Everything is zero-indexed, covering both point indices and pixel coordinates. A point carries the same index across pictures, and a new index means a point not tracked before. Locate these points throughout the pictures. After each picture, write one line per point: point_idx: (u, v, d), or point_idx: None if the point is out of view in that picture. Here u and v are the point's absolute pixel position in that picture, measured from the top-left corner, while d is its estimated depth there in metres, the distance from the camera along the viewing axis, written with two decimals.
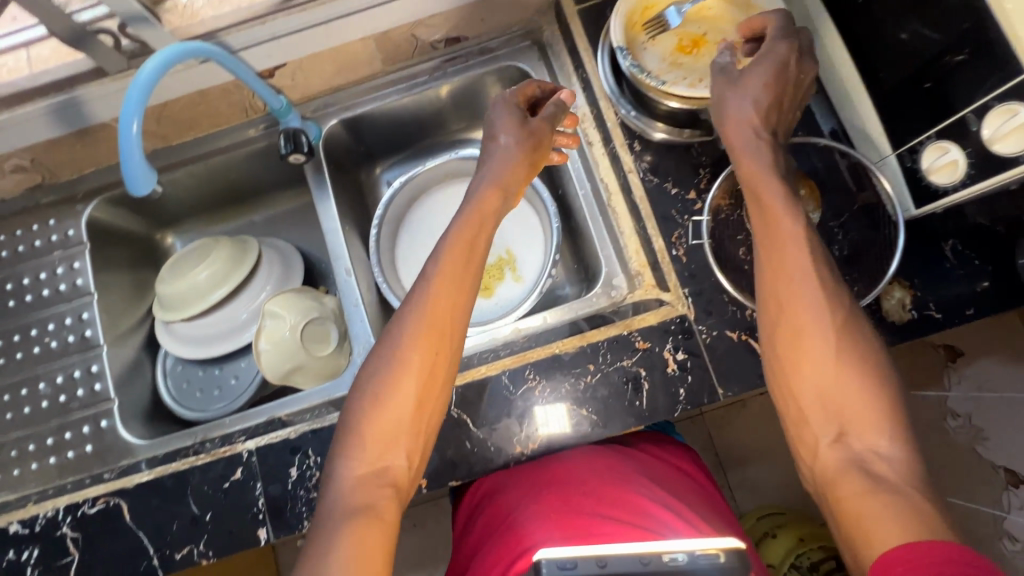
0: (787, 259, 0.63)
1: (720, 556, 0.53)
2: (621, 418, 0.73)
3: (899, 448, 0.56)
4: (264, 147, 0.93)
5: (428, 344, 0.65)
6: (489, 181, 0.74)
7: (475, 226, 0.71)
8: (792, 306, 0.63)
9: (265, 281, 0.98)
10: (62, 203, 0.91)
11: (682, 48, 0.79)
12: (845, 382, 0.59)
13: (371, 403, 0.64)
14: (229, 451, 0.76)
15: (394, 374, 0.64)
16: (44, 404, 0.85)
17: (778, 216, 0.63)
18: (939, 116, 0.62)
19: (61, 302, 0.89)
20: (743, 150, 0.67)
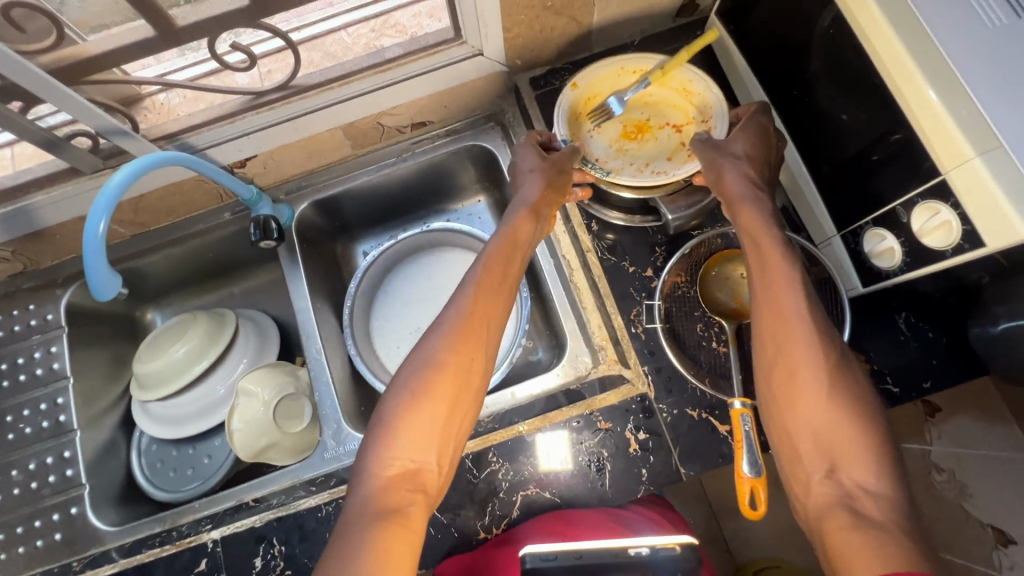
0: (782, 286, 0.64)
1: (677, 548, 0.67)
2: (584, 500, 0.73)
3: (887, 486, 0.55)
4: (238, 230, 0.97)
5: (467, 349, 0.66)
6: (523, 207, 0.78)
7: (508, 249, 0.75)
8: (786, 347, 0.62)
9: (240, 357, 1.00)
10: (43, 289, 0.94)
11: (627, 134, 0.84)
12: (839, 410, 0.59)
13: (406, 403, 0.62)
14: (195, 541, 0.76)
15: (434, 378, 0.63)
16: (16, 491, 0.86)
17: (776, 259, 0.65)
18: (875, 203, 0.65)
19: (37, 387, 0.90)
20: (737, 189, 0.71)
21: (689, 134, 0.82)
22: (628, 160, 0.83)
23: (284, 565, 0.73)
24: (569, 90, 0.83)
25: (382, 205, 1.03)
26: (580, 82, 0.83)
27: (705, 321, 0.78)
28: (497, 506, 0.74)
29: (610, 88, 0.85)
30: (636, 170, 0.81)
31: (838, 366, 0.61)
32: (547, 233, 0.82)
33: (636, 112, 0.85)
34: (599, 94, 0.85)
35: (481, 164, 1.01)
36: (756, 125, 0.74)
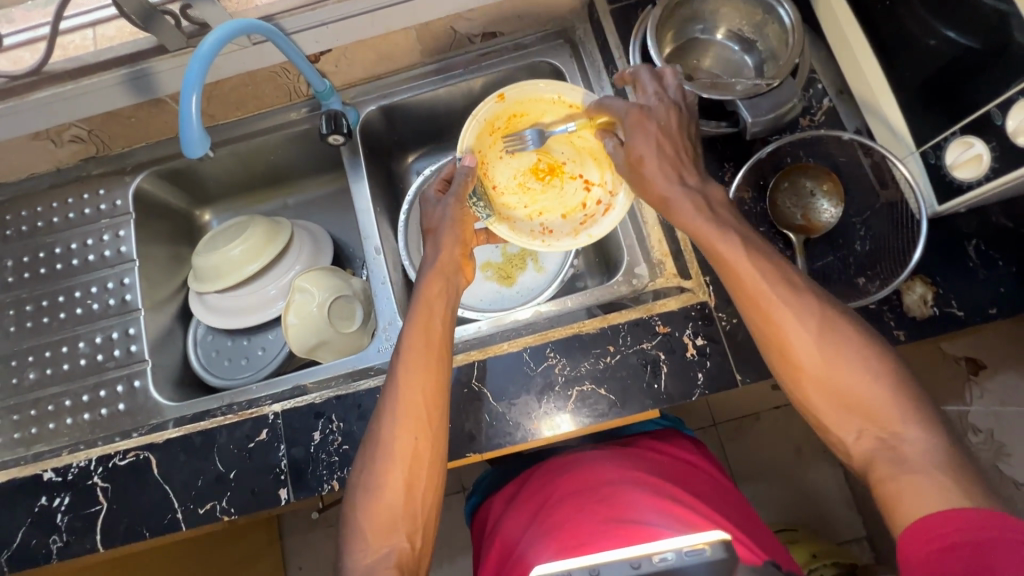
0: (784, 334, 0.61)
1: (708, 550, 0.50)
2: (638, 399, 0.74)
3: (920, 433, 0.55)
4: (307, 130, 0.98)
5: (411, 425, 0.67)
6: (432, 272, 0.77)
7: (423, 331, 0.71)
8: (784, 355, 0.61)
9: (295, 260, 1.01)
10: (112, 175, 0.96)
11: (536, 171, 0.90)
12: (863, 389, 0.58)
13: (360, 497, 0.66)
14: (256, 413, 0.78)
15: (382, 473, 0.66)
16: (82, 361, 0.89)
17: (762, 307, 0.62)
18: (963, 112, 0.64)
19: (105, 267, 0.93)
20: (706, 226, 0.65)
21: (591, 197, 0.87)
22: (526, 199, 0.89)
23: (342, 440, 0.76)
24: (494, 100, 0.85)
25: (442, 117, 1.03)
26: (510, 96, 0.85)
27: (771, 237, 0.78)
28: (552, 398, 0.75)
29: (541, 111, 0.87)
30: (531, 216, 0.88)
31: (839, 365, 0.59)
32: (464, 288, 0.80)
33: (557, 151, 0.90)
34: (528, 113, 0.88)
35: None
36: (659, 135, 0.70)
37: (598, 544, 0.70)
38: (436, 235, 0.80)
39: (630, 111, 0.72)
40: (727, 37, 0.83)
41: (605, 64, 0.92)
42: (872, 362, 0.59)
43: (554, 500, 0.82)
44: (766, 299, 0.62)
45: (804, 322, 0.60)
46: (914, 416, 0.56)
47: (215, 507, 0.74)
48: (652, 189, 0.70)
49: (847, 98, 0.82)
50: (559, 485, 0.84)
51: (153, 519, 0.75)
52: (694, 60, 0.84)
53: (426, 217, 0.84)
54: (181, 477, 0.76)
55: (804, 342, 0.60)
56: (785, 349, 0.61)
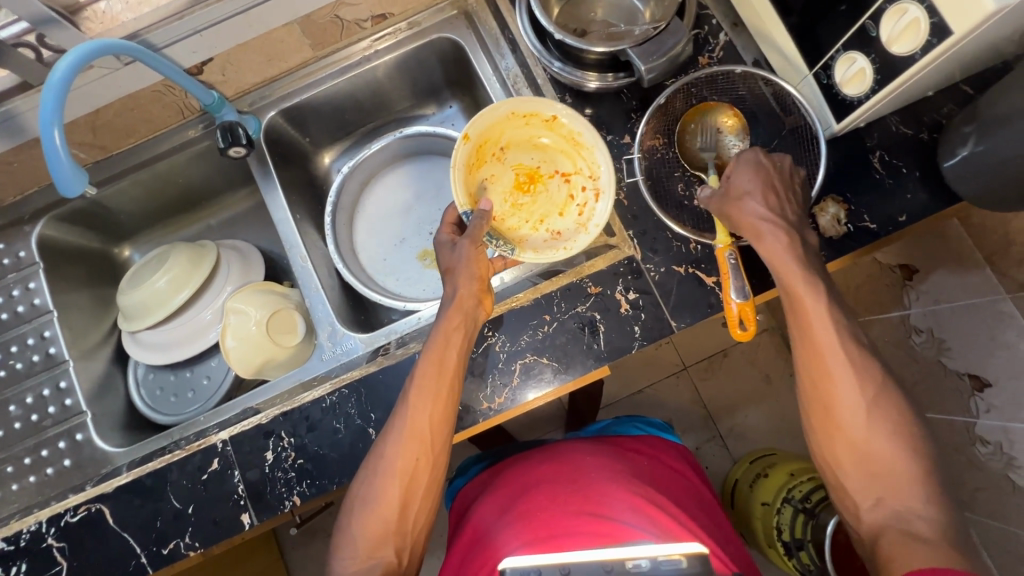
0: (828, 355, 0.62)
1: (683, 561, 0.58)
2: (581, 362, 0.75)
3: (935, 512, 0.56)
4: (206, 147, 0.94)
5: (415, 451, 0.68)
6: (450, 306, 0.71)
7: (434, 369, 0.69)
8: (825, 388, 0.62)
9: (226, 280, 0.98)
10: (10, 227, 0.91)
11: (519, 186, 0.86)
12: (883, 451, 0.59)
13: (355, 518, 0.68)
14: (203, 444, 0.76)
15: (378, 489, 0.68)
16: (17, 425, 0.86)
17: (828, 349, 0.61)
18: (857, 12, 0.61)
19: (21, 324, 0.89)
20: (789, 263, 0.64)
21: (577, 185, 0.83)
22: (523, 216, 0.85)
23: (295, 455, 0.75)
24: (462, 144, 0.78)
25: (351, 110, 1.01)
26: (473, 134, 0.79)
27: (685, 180, 0.79)
28: (498, 376, 0.76)
29: (500, 132, 0.83)
30: (531, 228, 0.84)
31: (876, 435, 0.59)
32: (483, 321, 0.75)
33: (528, 160, 0.86)
34: (491, 138, 0.83)
35: (449, 62, 0.99)
36: (761, 178, 0.68)
37: (573, 537, 0.72)
38: (452, 275, 0.74)
39: (747, 154, 0.70)
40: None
41: (501, 30, 0.90)
42: (897, 432, 0.59)
43: (534, 489, 0.84)
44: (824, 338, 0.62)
45: (852, 376, 0.61)
46: (928, 498, 0.56)
47: (179, 544, 0.73)
48: (738, 218, 0.68)
49: (740, 31, 0.83)
50: (539, 475, 0.87)
51: (119, 567, 0.74)
52: (585, 15, 0.82)
53: (439, 253, 0.77)
54: (139, 521, 0.75)
55: (852, 401, 0.60)
56: (830, 388, 0.61)
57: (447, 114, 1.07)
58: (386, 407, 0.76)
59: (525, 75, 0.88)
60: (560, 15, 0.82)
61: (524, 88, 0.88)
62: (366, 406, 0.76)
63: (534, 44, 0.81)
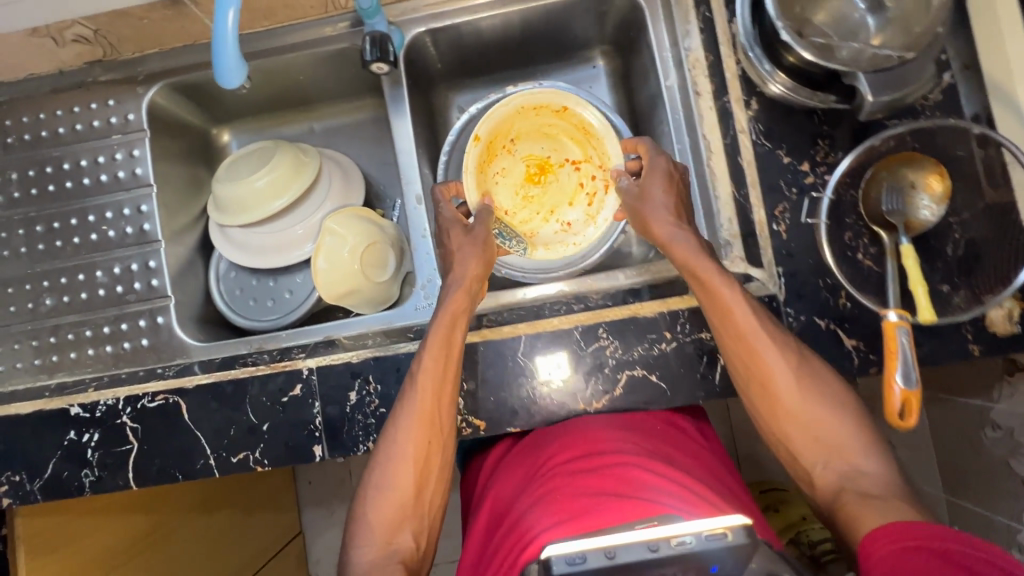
0: (758, 360, 0.65)
1: (729, 535, 0.45)
2: (690, 390, 0.71)
3: (879, 464, 0.62)
4: (342, 49, 0.86)
5: (423, 435, 0.68)
6: (455, 289, 0.71)
7: (442, 350, 0.68)
8: (760, 372, 0.65)
9: (325, 195, 0.93)
10: (122, 84, 0.85)
11: (530, 178, 0.87)
12: (830, 424, 0.64)
13: (373, 499, 0.68)
14: (290, 367, 0.75)
15: (393, 477, 0.67)
16: (101, 292, 0.84)
17: (761, 347, 0.65)
18: None
19: (119, 190, 0.85)
20: (703, 262, 0.66)
21: (588, 173, 0.86)
22: (534, 208, 0.87)
23: (379, 403, 0.73)
24: (474, 145, 0.78)
25: (494, 44, 0.92)
26: (483, 132, 0.79)
27: (854, 229, 0.71)
28: (601, 381, 0.72)
29: (508, 126, 0.83)
30: (537, 220, 0.86)
31: (812, 407, 0.64)
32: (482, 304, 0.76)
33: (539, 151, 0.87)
34: (502, 133, 0.82)
35: (615, 19, 0.88)
36: (666, 180, 0.72)
37: (597, 503, 0.56)
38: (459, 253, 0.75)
39: (658, 158, 0.73)
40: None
41: (696, 3, 0.78)
42: (841, 402, 0.65)
43: (551, 447, 0.68)
44: (753, 345, 0.65)
45: (789, 365, 0.65)
46: (869, 450, 0.63)
47: (248, 457, 0.73)
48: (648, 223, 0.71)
49: (971, 75, 0.71)
50: (550, 448, 0.68)
51: (186, 462, 0.74)
52: (805, 9, 0.70)
53: (446, 236, 0.77)
54: (214, 424, 0.74)
55: (787, 382, 0.65)
56: (774, 397, 0.65)
57: (588, 74, 0.98)
58: (481, 379, 0.73)
59: (709, 63, 0.77)
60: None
61: (702, 77, 0.77)
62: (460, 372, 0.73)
63: (745, 25, 0.72)
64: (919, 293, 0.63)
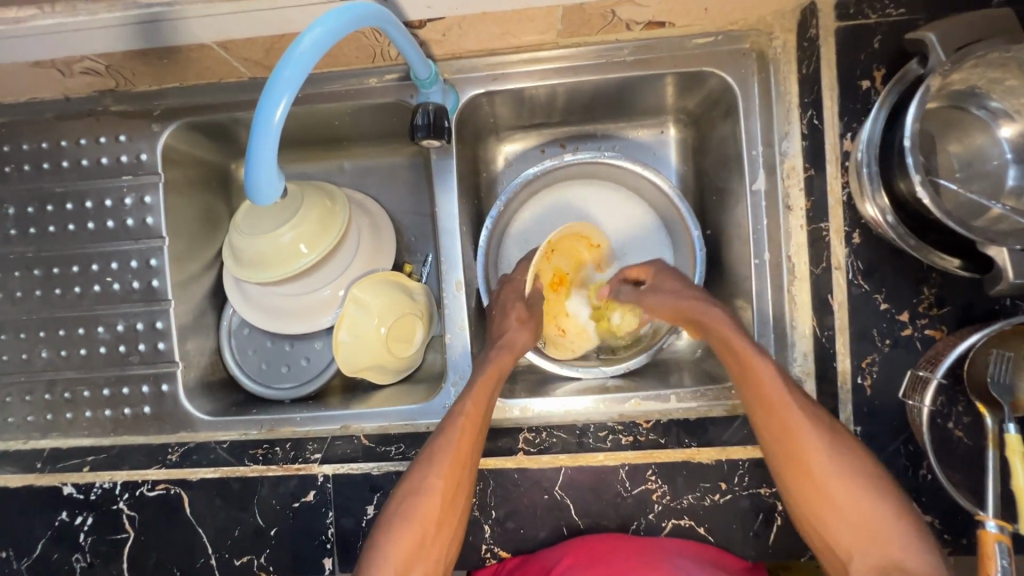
0: (803, 437, 0.58)
1: None
2: (739, 547, 0.65)
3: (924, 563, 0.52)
4: (386, 103, 0.76)
5: (451, 477, 0.61)
6: (502, 347, 0.70)
7: (484, 395, 0.65)
8: (789, 441, 0.58)
9: (354, 257, 0.84)
10: (135, 119, 0.76)
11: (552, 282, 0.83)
12: (872, 503, 0.56)
13: (384, 539, 0.60)
14: (304, 470, 0.69)
15: (414, 516, 0.60)
16: (102, 350, 0.77)
17: (799, 423, 0.58)
18: None
19: (127, 239, 0.77)
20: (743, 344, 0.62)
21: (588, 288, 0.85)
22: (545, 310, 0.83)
23: None
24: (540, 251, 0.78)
25: (557, 106, 0.81)
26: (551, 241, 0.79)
27: (949, 395, 0.62)
28: (642, 526, 0.66)
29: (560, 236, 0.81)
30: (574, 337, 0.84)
31: (852, 491, 0.56)
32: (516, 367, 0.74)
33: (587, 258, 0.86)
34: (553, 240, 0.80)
35: (699, 95, 0.77)
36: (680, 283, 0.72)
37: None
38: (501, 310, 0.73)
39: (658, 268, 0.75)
40: (1015, 138, 0.58)
41: (802, 103, 0.67)
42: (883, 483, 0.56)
43: (577, 540, 0.65)
44: (801, 425, 0.58)
45: (835, 443, 0.57)
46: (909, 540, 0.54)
47: (252, 561, 0.68)
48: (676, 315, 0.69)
49: None
50: (558, 556, 0.64)
51: (185, 560, 0.68)
52: (937, 138, 0.60)
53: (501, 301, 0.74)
54: (217, 523, 0.68)
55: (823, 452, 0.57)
56: (814, 482, 0.57)
57: (654, 142, 0.87)
58: (511, 509, 0.67)
59: (807, 176, 0.67)
60: (935, 113, 0.59)
61: (796, 189, 0.68)
62: (490, 498, 0.67)
63: (868, 143, 0.61)
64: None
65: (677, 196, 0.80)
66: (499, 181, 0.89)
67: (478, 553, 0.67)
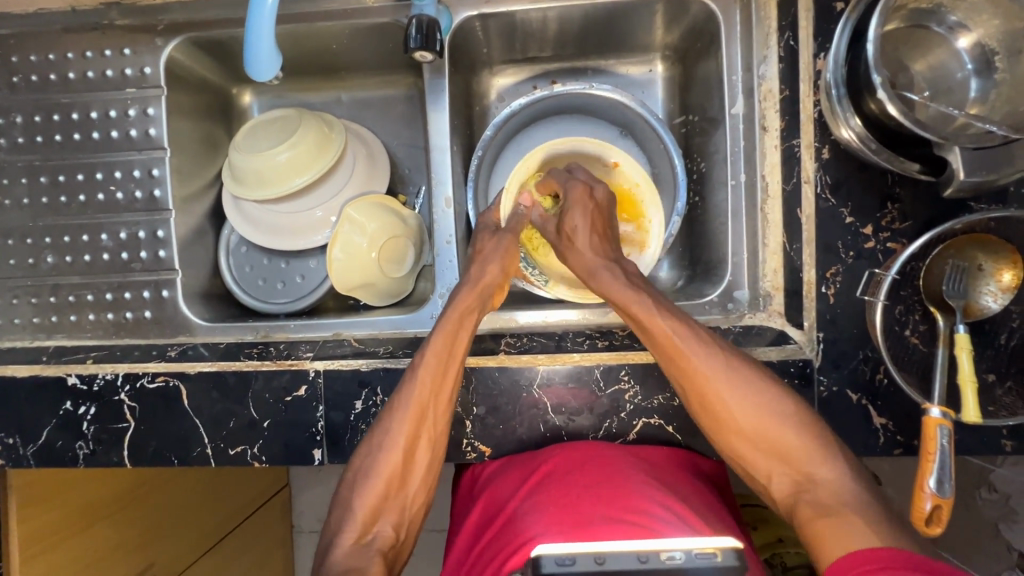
0: (715, 396, 0.60)
1: (719, 556, 0.47)
2: (705, 445, 0.69)
3: (838, 474, 0.56)
4: (382, 24, 0.79)
5: (413, 426, 0.63)
6: (467, 288, 0.69)
7: (445, 348, 0.65)
8: (705, 392, 0.61)
9: (348, 178, 0.87)
10: (140, 33, 0.78)
11: None
12: (780, 431, 0.59)
13: (355, 490, 0.62)
14: (296, 366, 0.72)
15: (380, 461, 0.62)
16: (106, 256, 0.81)
17: (694, 359, 0.61)
18: None
19: (131, 149, 0.80)
20: (620, 289, 0.66)
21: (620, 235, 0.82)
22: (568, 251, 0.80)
23: None
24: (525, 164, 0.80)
25: (547, 36, 0.84)
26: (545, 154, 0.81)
27: (907, 304, 0.65)
28: (615, 424, 0.70)
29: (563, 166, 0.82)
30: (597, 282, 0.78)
31: (765, 420, 0.59)
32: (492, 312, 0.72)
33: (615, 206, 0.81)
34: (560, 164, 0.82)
35: (684, 27, 0.80)
36: (596, 214, 0.71)
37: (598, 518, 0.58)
38: (482, 257, 0.71)
39: (574, 186, 0.71)
40: (973, 50, 0.61)
41: (780, 26, 0.70)
42: (784, 407, 0.60)
43: (550, 449, 0.69)
44: (706, 380, 0.60)
45: (739, 389, 0.60)
46: (824, 457, 0.58)
47: (245, 451, 0.71)
48: (574, 256, 0.70)
49: None
50: (545, 456, 0.68)
51: (181, 449, 0.72)
52: (902, 54, 0.63)
53: (478, 239, 0.74)
54: (213, 415, 0.72)
55: (730, 394, 0.60)
56: (721, 414, 0.60)
57: (642, 78, 0.89)
58: (492, 405, 0.71)
59: (783, 97, 0.70)
60: (894, 34, 0.63)
61: (771, 112, 0.72)
62: (472, 396, 0.71)
63: (839, 58, 0.63)
64: (967, 393, 0.59)
65: (661, 127, 0.82)
66: (491, 114, 0.91)
67: (459, 447, 0.71)
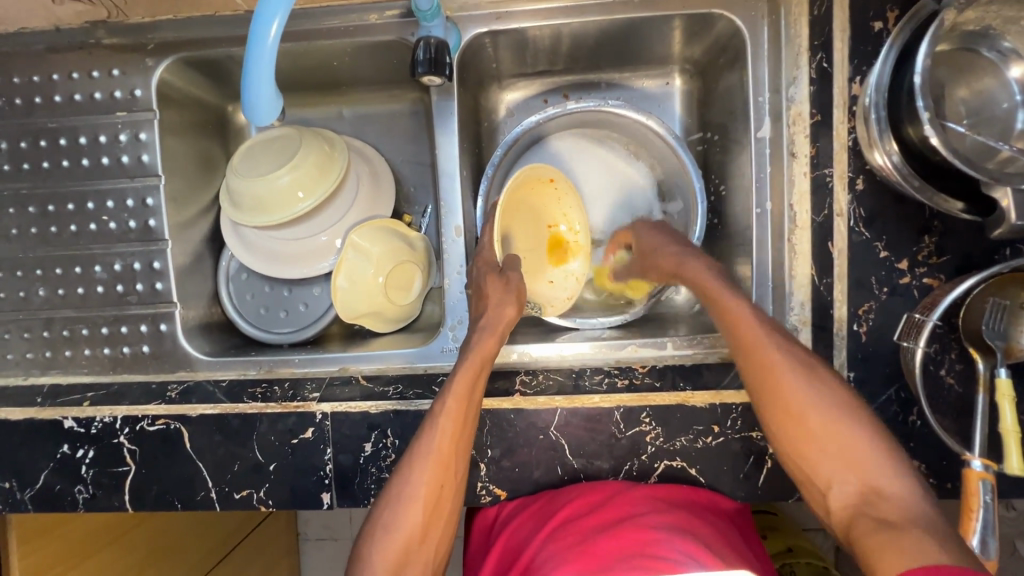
0: (780, 383, 0.57)
1: None
2: (729, 488, 0.67)
3: (905, 491, 0.51)
4: (387, 42, 0.75)
5: (438, 475, 0.60)
6: (486, 331, 0.67)
7: (467, 388, 0.62)
8: (767, 375, 0.58)
9: (353, 202, 0.83)
10: (129, 53, 0.74)
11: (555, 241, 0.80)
12: (850, 437, 0.54)
13: (372, 546, 0.57)
14: (302, 408, 0.69)
15: (402, 517, 0.58)
16: (100, 289, 0.77)
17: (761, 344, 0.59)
18: None
19: (124, 177, 0.76)
20: (711, 281, 0.65)
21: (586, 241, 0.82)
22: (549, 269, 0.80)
23: (395, 458, 0.68)
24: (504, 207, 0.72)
25: (561, 50, 0.79)
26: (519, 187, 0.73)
27: (943, 342, 0.62)
28: (635, 466, 0.67)
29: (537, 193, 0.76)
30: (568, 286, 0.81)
31: (832, 418, 0.55)
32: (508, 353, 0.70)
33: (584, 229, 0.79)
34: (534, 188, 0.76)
35: (706, 42, 0.76)
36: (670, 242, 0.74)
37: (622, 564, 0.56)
38: (488, 297, 0.69)
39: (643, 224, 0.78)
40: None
41: (812, 46, 0.66)
42: (859, 416, 0.55)
43: (569, 489, 0.67)
44: (771, 366, 0.58)
45: (808, 382, 0.57)
46: (892, 471, 0.52)
47: (251, 495, 0.69)
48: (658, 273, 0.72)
49: None
50: (562, 499, 0.65)
51: (184, 494, 0.69)
52: (946, 80, 0.59)
53: (479, 280, 0.71)
54: (217, 459, 0.69)
55: (795, 380, 0.57)
56: (786, 401, 0.57)
57: (659, 93, 0.85)
58: (507, 447, 0.68)
59: (814, 121, 0.66)
60: (939, 60, 0.58)
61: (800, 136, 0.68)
62: (486, 438, 0.68)
63: (879, 85, 0.59)
64: (1010, 444, 0.56)
65: (681, 147, 0.78)
66: (500, 131, 0.87)
67: (473, 490, 0.69)
